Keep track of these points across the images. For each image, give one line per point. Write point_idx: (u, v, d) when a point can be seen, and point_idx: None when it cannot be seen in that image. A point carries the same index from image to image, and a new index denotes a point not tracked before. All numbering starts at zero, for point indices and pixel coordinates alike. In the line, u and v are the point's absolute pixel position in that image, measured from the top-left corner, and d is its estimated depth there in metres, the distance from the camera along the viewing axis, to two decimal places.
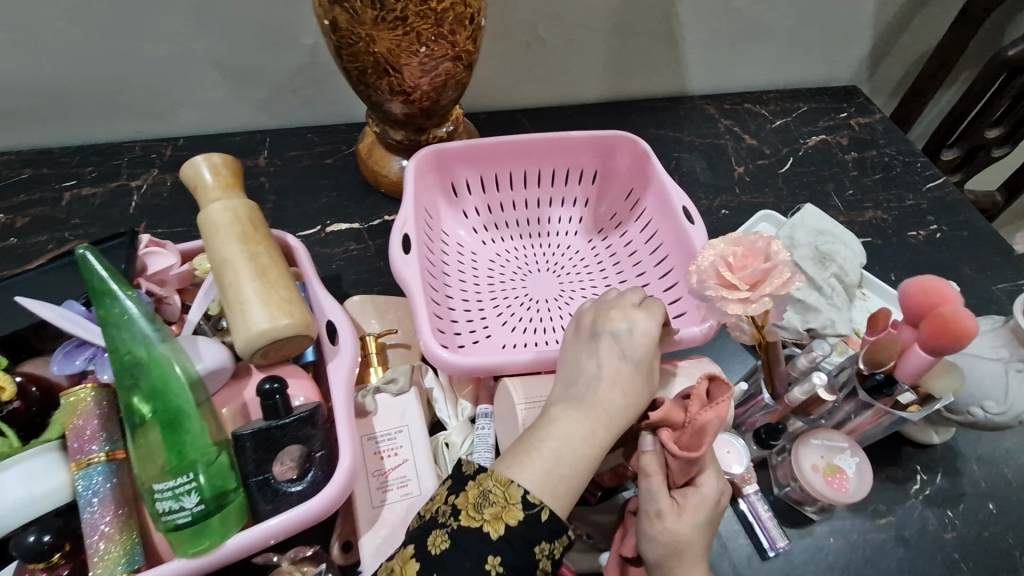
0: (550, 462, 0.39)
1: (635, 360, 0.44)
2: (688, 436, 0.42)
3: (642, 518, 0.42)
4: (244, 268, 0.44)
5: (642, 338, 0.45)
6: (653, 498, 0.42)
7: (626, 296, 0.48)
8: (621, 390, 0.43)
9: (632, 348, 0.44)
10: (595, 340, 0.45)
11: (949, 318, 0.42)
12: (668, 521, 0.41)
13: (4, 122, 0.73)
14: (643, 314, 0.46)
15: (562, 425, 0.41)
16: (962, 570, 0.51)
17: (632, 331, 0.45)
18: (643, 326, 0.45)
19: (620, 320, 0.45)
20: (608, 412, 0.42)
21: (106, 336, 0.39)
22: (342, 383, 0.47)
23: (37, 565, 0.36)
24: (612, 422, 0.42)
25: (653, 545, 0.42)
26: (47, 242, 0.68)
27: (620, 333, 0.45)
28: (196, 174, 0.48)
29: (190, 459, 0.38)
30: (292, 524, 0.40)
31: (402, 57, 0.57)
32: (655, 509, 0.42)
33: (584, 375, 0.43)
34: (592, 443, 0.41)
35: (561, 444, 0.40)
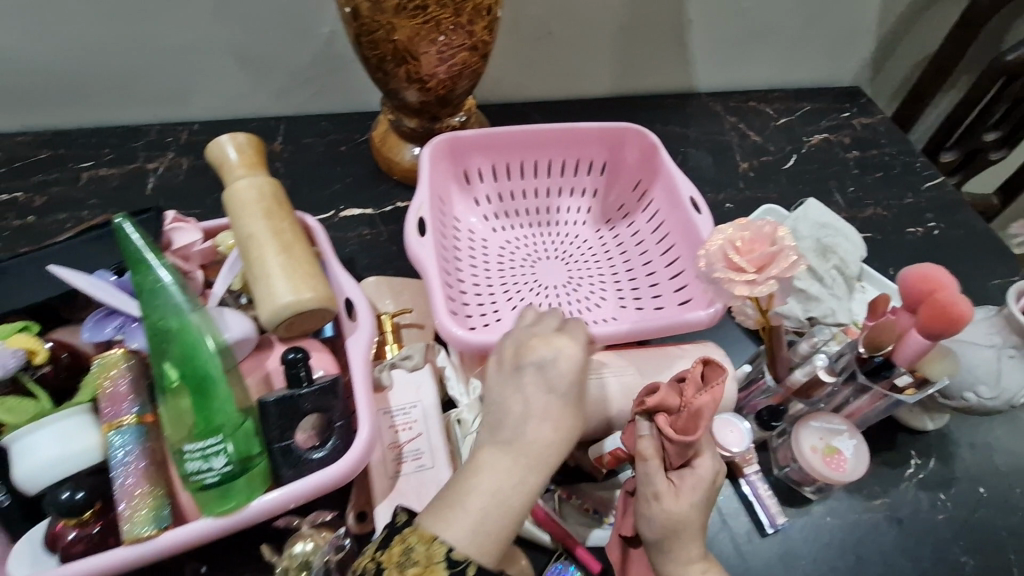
0: (476, 520, 0.38)
1: (563, 391, 0.42)
2: (684, 419, 0.42)
3: (641, 500, 0.44)
4: (269, 244, 0.46)
5: (568, 366, 0.42)
6: (651, 481, 0.43)
7: (546, 323, 0.46)
8: (552, 427, 0.41)
9: (559, 380, 0.42)
10: (515, 374, 0.42)
11: (945, 303, 0.43)
12: (665, 504, 0.43)
13: (22, 102, 0.73)
14: (564, 341, 0.44)
15: (490, 474, 0.39)
16: (953, 549, 0.53)
17: (558, 361, 0.42)
18: (568, 354, 0.43)
19: (543, 349, 0.43)
20: (538, 455, 0.40)
21: (141, 303, 0.41)
22: (360, 357, 0.48)
23: (70, 520, 0.38)
24: (543, 464, 0.40)
25: (652, 525, 0.44)
26: (66, 220, 0.70)
27: (544, 362, 0.42)
28: (221, 153, 0.49)
29: (217, 424, 0.39)
30: (313, 489, 0.42)
31: (421, 46, 0.58)
32: (653, 491, 0.43)
33: (509, 417, 0.41)
34: (523, 491, 0.39)
35: (490, 495, 0.38)
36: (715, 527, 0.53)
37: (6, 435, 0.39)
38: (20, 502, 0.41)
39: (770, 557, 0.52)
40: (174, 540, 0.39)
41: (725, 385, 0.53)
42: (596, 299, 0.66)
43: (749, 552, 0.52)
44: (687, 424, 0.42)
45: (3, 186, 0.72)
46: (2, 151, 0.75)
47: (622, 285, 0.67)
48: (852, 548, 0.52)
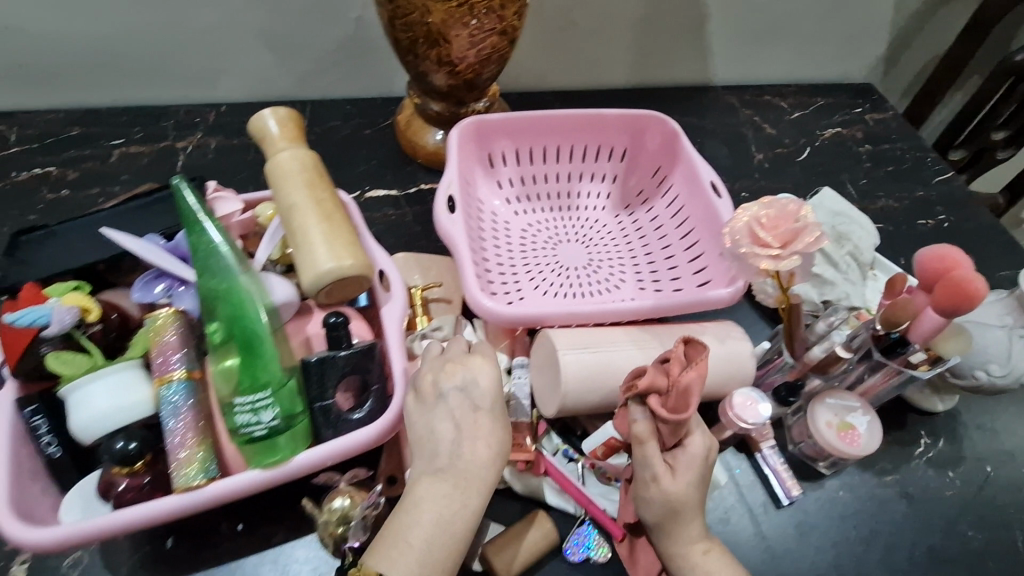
0: (422, 549, 0.38)
1: (488, 407, 0.43)
2: (675, 399, 0.42)
3: (639, 486, 0.46)
4: (311, 213, 0.47)
5: (486, 384, 0.44)
6: (646, 466, 0.45)
7: (455, 347, 0.47)
8: (485, 445, 0.42)
9: (483, 398, 0.43)
10: (436, 399, 0.43)
11: (960, 281, 0.45)
12: (659, 488, 0.45)
13: (54, 80, 0.74)
14: (480, 361, 0.45)
15: (430, 504, 0.40)
16: (961, 524, 0.54)
17: (474, 382, 0.44)
18: (485, 373, 0.44)
19: (458, 370, 0.44)
20: (472, 475, 0.41)
21: (196, 262, 0.43)
22: (396, 324, 0.50)
23: (122, 469, 0.40)
24: (481, 483, 0.41)
25: (650, 510, 0.46)
26: (99, 195, 0.71)
27: (463, 383, 0.43)
28: (263, 125, 0.51)
29: (263, 381, 0.41)
30: (351, 447, 0.43)
31: (453, 29, 0.60)
32: (649, 476, 0.45)
33: (440, 444, 0.42)
34: (465, 512, 0.40)
35: (432, 521, 0.39)
36: (730, 498, 0.55)
37: (63, 386, 0.41)
38: (71, 452, 0.43)
39: (786, 528, 0.53)
40: (222, 489, 0.40)
41: (744, 360, 0.54)
42: (616, 281, 0.67)
43: (765, 523, 0.54)
44: (677, 403, 0.42)
45: (36, 161, 0.73)
46: (33, 127, 0.76)
47: (641, 267, 0.69)
48: (864, 521, 0.54)
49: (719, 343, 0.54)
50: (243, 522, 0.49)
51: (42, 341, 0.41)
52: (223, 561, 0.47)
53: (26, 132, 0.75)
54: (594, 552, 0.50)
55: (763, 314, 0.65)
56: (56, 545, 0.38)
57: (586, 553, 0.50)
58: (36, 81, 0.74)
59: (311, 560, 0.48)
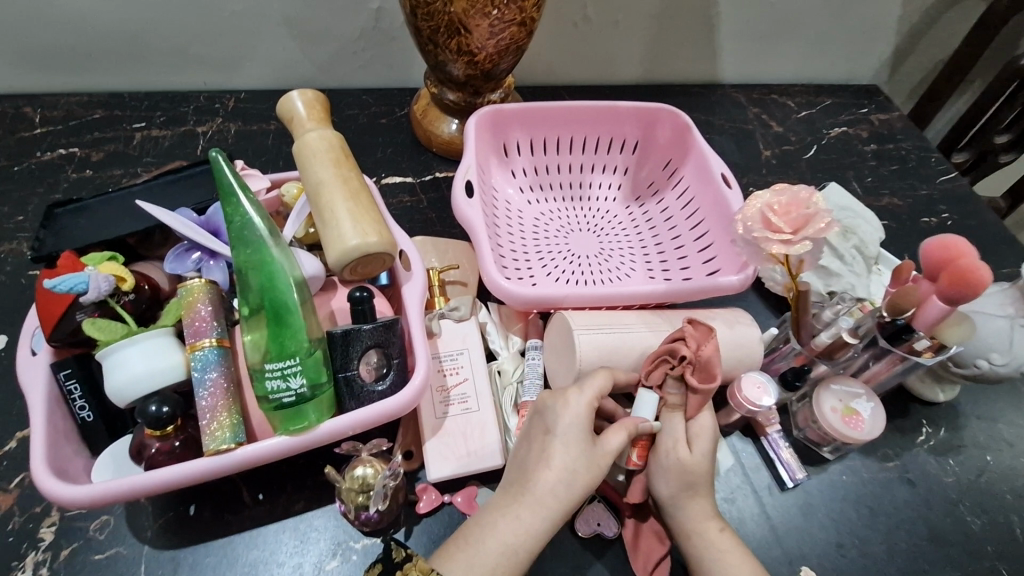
0: (477, 552, 0.41)
1: (560, 434, 0.44)
2: (701, 371, 0.48)
3: (660, 453, 0.48)
4: (337, 191, 0.49)
5: (566, 414, 0.45)
6: (670, 433, 0.48)
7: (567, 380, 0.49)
8: (547, 468, 0.43)
9: (557, 426, 0.45)
10: (531, 425, 0.47)
11: (964, 269, 0.47)
12: (680, 456, 0.47)
13: (79, 64, 0.75)
14: (573, 392, 0.46)
15: (496, 515, 0.43)
16: (960, 509, 0.56)
17: (558, 407, 0.45)
18: (566, 402, 0.45)
19: (553, 396, 0.47)
20: (535, 495, 0.43)
21: (229, 233, 0.44)
22: (416, 300, 0.52)
23: (154, 432, 0.41)
24: (541, 504, 0.42)
25: (666, 481, 0.48)
26: (123, 176, 0.73)
27: (550, 410, 0.46)
28: (291, 107, 0.52)
29: (291, 351, 0.42)
30: (376, 416, 0.45)
31: (475, 19, 0.62)
32: (671, 444, 0.48)
33: (524, 465, 0.45)
34: (521, 532, 0.42)
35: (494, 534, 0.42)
36: (738, 480, 0.56)
37: (99, 350, 0.42)
38: (103, 416, 0.45)
39: (790, 508, 0.55)
40: (251, 453, 0.42)
41: (752, 345, 0.56)
42: (626, 269, 0.69)
43: (770, 504, 0.55)
44: (703, 373, 0.47)
45: (61, 142, 0.75)
46: (58, 109, 0.77)
47: (651, 256, 0.70)
48: (866, 503, 0.56)
49: (729, 329, 0.56)
50: (263, 491, 0.50)
51: (78, 307, 0.43)
52: (245, 527, 0.49)
53: (51, 114, 0.76)
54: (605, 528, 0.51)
55: (769, 304, 0.67)
56: (92, 502, 0.39)
57: (597, 528, 0.50)
58: (61, 64, 0.75)
59: (329, 529, 0.49)
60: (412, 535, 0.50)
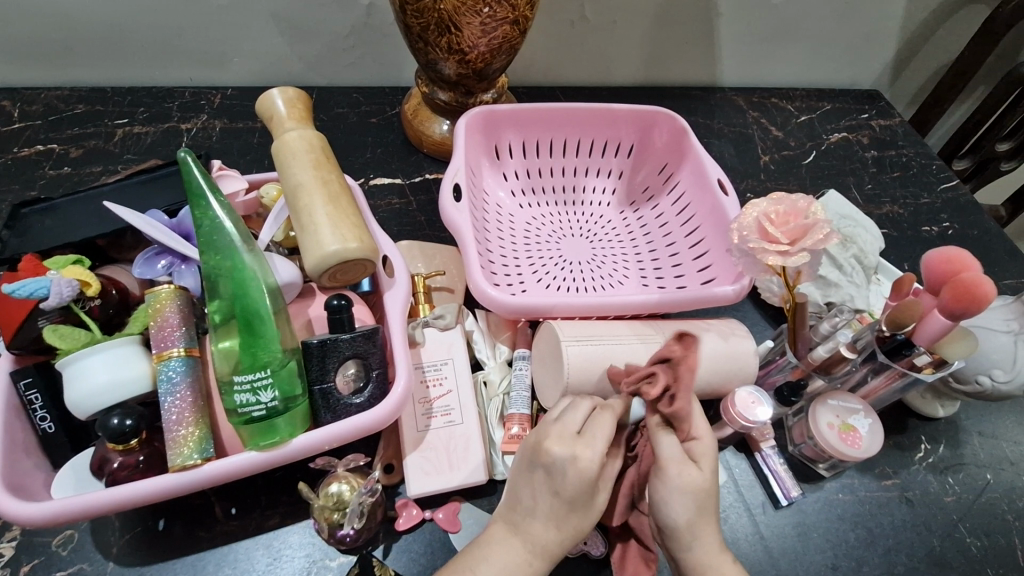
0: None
1: (570, 496, 0.41)
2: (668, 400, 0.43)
3: (669, 475, 0.43)
4: (317, 193, 0.47)
5: (575, 478, 0.41)
6: (671, 451, 0.43)
7: (568, 419, 0.43)
8: (552, 525, 0.41)
9: (566, 486, 0.41)
10: (530, 465, 0.43)
11: (969, 283, 0.45)
12: (690, 475, 0.43)
13: (58, 58, 0.73)
14: (581, 449, 0.41)
15: (498, 554, 0.41)
16: (960, 530, 0.54)
17: (570, 465, 0.41)
18: (581, 464, 0.40)
19: (560, 446, 0.41)
20: (540, 544, 0.41)
21: (198, 237, 0.42)
22: (398, 308, 0.50)
23: (117, 446, 0.39)
24: (548, 555, 0.41)
25: (683, 506, 0.42)
26: (102, 173, 0.70)
27: (558, 466, 0.41)
28: (270, 105, 0.50)
29: (263, 361, 0.40)
30: (351, 431, 0.42)
31: (465, 16, 0.59)
32: (677, 463, 0.43)
33: (529, 510, 0.42)
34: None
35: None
36: (729, 498, 0.54)
37: (59, 359, 0.40)
38: (66, 428, 0.43)
39: (784, 528, 0.53)
40: (218, 470, 0.40)
41: (745, 358, 0.54)
42: (620, 276, 0.67)
43: (763, 522, 0.53)
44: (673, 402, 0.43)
45: (39, 138, 0.72)
46: (37, 104, 0.75)
47: (645, 263, 0.69)
48: (863, 523, 0.54)
49: (722, 341, 0.54)
50: (236, 505, 0.48)
51: (41, 313, 0.41)
52: (215, 544, 0.47)
53: (30, 109, 0.74)
54: (590, 546, 0.49)
55: (766, 314, 0.66)
56: (48, 522, 0.37)
57: (583, 547, 0.49)
58: (40, 58, 0.73)
59: (304, 546, 0.47)
60: (390, 553, 0.48)
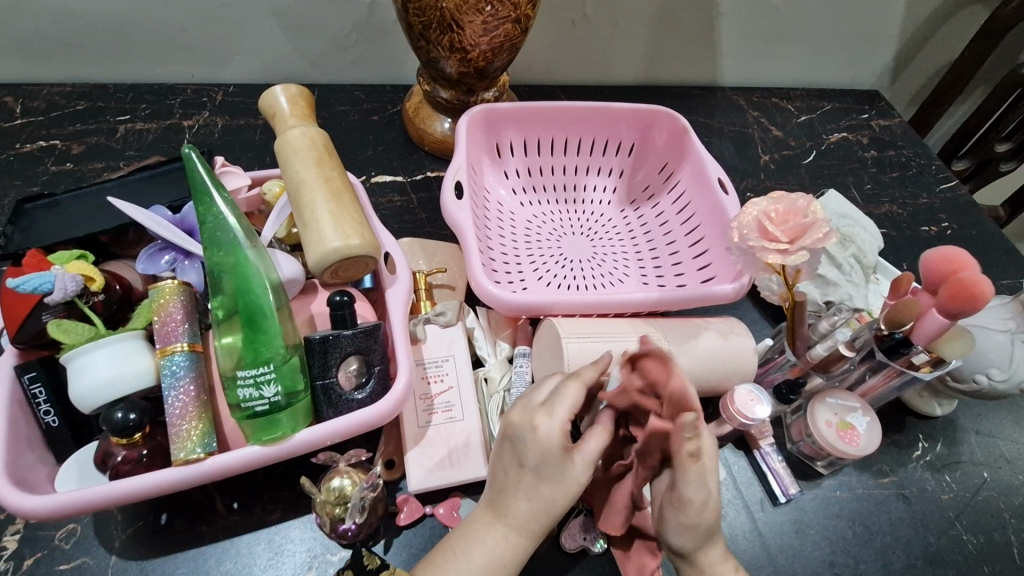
0: (466, 560, 0.40)
1: (532, 466, 0.40)
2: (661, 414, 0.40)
3: (689, 513, 0.40)
4: (320, 191, 0.47)
5: (533, 447, 0.40)
6: (697, 492, 0.39)
7: (535, 393, 0.43)
8: (525, 498, 0.41)
9: (529, 456, 0.41)
10: (502, 438, 0.43)
11: (967, 282, 0.45)
12: (708, 510, 0.40)
13: (60, 54, 0.73)
14: (539, 419, 0.41)
15: (478, 530, 0.42)
16: (957, 527, 0.54)
17: (530, 436, 0.41)
18: (537, 434, 0.40)
19: (520, 417, 0.42)
20: (512, 518, 0.41)
21: (203, 233, 0.42)
22: (400, 305, 0.50)
23: (121, 441, 0.39)
24: (523, 528, 0.41)
25: (690, 536, 0.41)
26: (103, 170, 0.71)
27: (519, 438, 0.41)
28: (274, 103, 0.51)
29: (265, 357, 0.40)
30: (353, 426, 0.43)
31: (467, 15, 0.60)
32: (700, 504, 0.39)
33: (505, 485, 0.42)
34: (501, 550, 0.41)
35: (480, 552, 0.40)
36: (728, 495, 0.55)
37: (63, 354, 0.41)
38: (69, 422, 0.43)
39: (783, 525, 0.54)
40: (219, 464, 0.40)
41: (744, 356, 0.54)
42: (620, 274, 0.67)
43: (762, 519, 0.54)
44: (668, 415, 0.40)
45: (41, 134, 0.72)
46: (39, 100, 0.75)
47: (645, 262, 0.69)
48: (860, 521, 0.54)
49: (722, 339, 0.54)
50: (238, 500, 0.48)
51: (45, 308, 0.41)
52: (216, 538, 0.47)
53: (32, 105, 0.74)
54: (590, 543, 0.49)
55: (765, 313, 0.66)
56: (52, 515, 0.38)
57: (582, 543, 0.49)
58: (42, 55, 0.73)
59: (306, 540, 0.48)
60: (392, 547, 0.48)
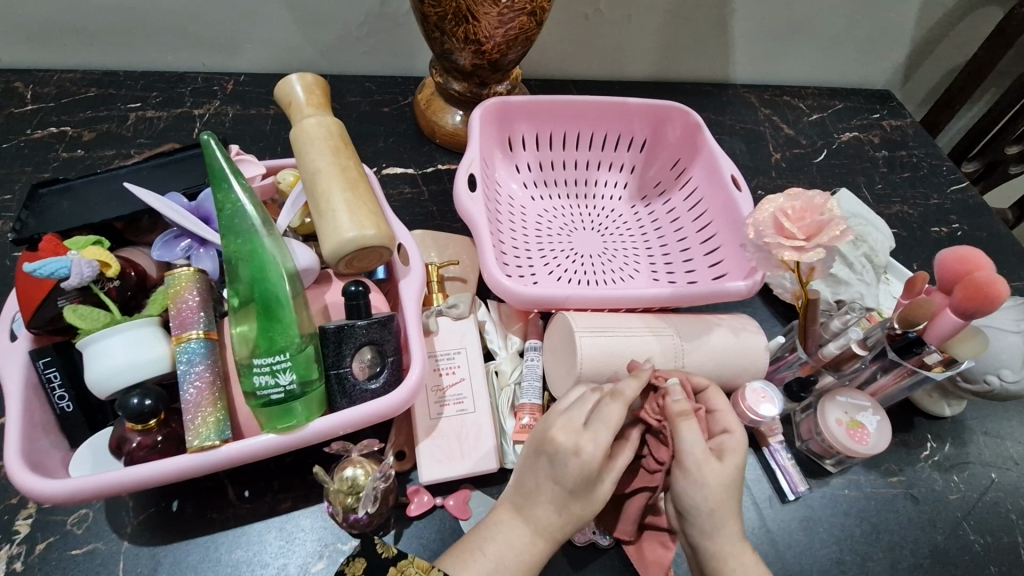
0: (494, 561, 0.41)
1: (569, 485, 0.41)
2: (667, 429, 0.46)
3: (691, 468, 0.44)
4: (335, 180, 0.47)
5: (572, 469, 0.41)
6: (693, 445, 0.44)
7: (575, 411, 0.44)
8: (554, 509, 0.42)
9: (568, 476, 0.41)
10: (536, 453, 0.43)
11: (982, 282, 0.45)
12: (715, 467, 0.44)
13: (71, 40, 0.73)
14: (586, 443, 0.42)
15: (505, 531, 0.43)
16: (964, 528, 0.55)
17: (573, 457, 0.41)
18: (581, 456, 0.41)
19: (564, 436, 0.42)
20: (539, 524, 0.42)
21: (219, 220, 0.42)
22: (414, 297, 0.50)
23: (136, 426, 0.39)
24: (554, 534, 0.42)
25: (705, 496, 0.44)
26: (114, 156, 0.70)
27: (559, 458, 0.42)
28: (290, 91, 0.51)
29: (281, 346, 0.40)
30: (367, 416, 0.43)
31: (483, 6, 0.59)
32: (698, 458, 0.44)
33: (536, 496, 0.43)
34: (529, 551, 0.42)
35: (509, 553, 0.42)
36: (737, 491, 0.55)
37: (79, 339, 0.41)
38: (83, 408, 0.43)
39: (791, 522, 0.54)
40: (236, 451, 0.40)
41: (756, 352, 0.54)
42: (630, 271, 0.67)
43: (770, 516, 0.54)
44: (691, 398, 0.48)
45: (52, 120, 0.72)
46: (50, 86, 0.75)
47: (655, 258, 0.69)
48: (868, 519, 0.54)
49: (734, 336, 0.54)
50: (249, 488, 0.49)
51: (60, 293, 0.41)
52: (227, 526, 0.47)
53: (43, 91, 0.74)
54: (601, 537, 0.49)
55: (775, 311, 0.66)
56: (68, 499, 0.38)
57: (592, 536, 0.49)
58: (55, 42, 0.73)
59: (317, 529, 0.48)
60: (402, 537, 0.48)
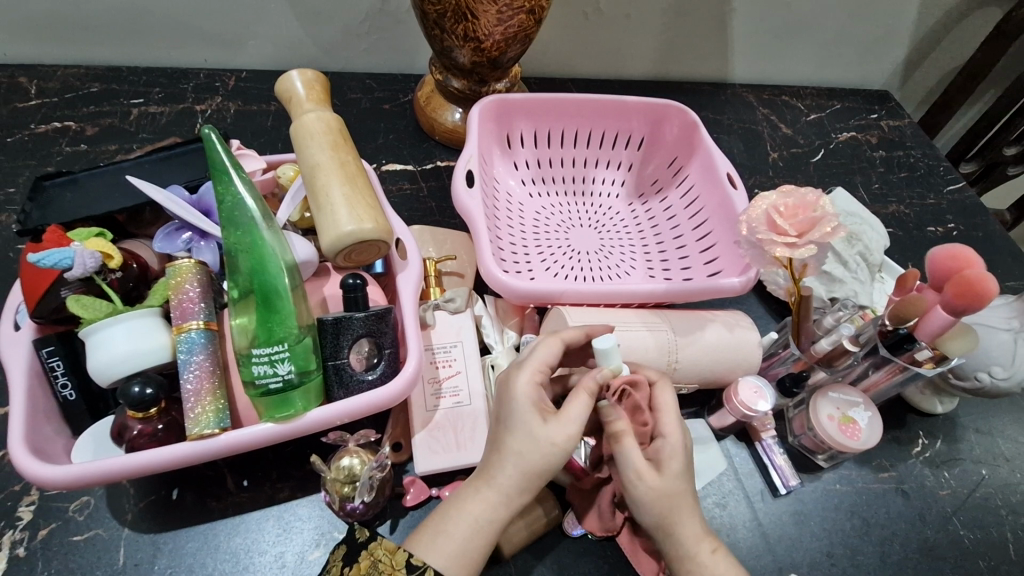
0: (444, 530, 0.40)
1: (506, 420, 0.42)
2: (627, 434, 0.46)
3: (629, 485, 0.42)
4: (334, 175, 0.48)
5: (508, 397, 0.42)
6: (631, 464, 0.42)
7: (522, 358, 0.46)
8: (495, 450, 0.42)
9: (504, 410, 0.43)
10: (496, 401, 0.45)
11: (973, 279, 0.46)
12: (653, 483, 0.42)
13: (76, 37, 0.74)
14: (510, 371, 0.44)
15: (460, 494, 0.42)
16: (954, 523, 0.55)
17: (504, 390, 0.43)
18: (510, 388, 0.43)
19: (503, 377, 0.45)
20: (489, 471, 0.41)
21: (220, 212, 0.43)
22: (410, 291, 0.51)
23: (137, 414, 0.40)
24: (501, 484, 0.41)
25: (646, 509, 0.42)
26: (116, 151, 0.71)
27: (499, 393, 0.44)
28: (291, 87, 0.51)
29: (280, 336, 0.41)
30: (363, 407, 0.43)
31: (482, 4, 0.60)
32: (635, 474, 0.42)
33: (491, 446, 0.43)
34: (477, 504, 0.41)
35: (468, 518, 0.40)
36: (728, 484, 0.56)
37: (82, 329, 0.41)
38: (85, 396, 0.44)
39: (782, 515, 0.54)
40: (233, 440, 0.41)
41: (750, 348, 0.55)
42: (626, 267, 0.68)
43: (762, 510, 0.55)
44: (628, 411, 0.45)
45: (56, 115, 0.73)
46: (54, 81, 0.75)
47: (652, 255, 0.69)
48: (859, 514, 0.55)
49: (727, 332, 0.55)
50: (248, 477, 0.49)
51: (64, 283, 0.42)
52: (226, 514, 0.48)
53: (47, 86, 0.75)
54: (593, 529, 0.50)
55: (770, 309, 0.67)
56: (66, 485, 0.38)
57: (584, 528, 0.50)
58: (59, 38, 0.74)
59: (314, 518, 0.49)
60: (397, 528, 0.49)
